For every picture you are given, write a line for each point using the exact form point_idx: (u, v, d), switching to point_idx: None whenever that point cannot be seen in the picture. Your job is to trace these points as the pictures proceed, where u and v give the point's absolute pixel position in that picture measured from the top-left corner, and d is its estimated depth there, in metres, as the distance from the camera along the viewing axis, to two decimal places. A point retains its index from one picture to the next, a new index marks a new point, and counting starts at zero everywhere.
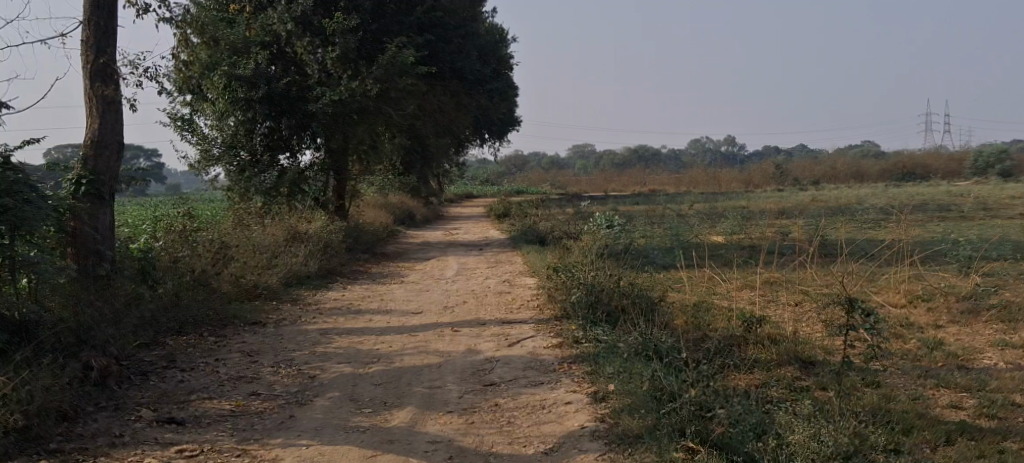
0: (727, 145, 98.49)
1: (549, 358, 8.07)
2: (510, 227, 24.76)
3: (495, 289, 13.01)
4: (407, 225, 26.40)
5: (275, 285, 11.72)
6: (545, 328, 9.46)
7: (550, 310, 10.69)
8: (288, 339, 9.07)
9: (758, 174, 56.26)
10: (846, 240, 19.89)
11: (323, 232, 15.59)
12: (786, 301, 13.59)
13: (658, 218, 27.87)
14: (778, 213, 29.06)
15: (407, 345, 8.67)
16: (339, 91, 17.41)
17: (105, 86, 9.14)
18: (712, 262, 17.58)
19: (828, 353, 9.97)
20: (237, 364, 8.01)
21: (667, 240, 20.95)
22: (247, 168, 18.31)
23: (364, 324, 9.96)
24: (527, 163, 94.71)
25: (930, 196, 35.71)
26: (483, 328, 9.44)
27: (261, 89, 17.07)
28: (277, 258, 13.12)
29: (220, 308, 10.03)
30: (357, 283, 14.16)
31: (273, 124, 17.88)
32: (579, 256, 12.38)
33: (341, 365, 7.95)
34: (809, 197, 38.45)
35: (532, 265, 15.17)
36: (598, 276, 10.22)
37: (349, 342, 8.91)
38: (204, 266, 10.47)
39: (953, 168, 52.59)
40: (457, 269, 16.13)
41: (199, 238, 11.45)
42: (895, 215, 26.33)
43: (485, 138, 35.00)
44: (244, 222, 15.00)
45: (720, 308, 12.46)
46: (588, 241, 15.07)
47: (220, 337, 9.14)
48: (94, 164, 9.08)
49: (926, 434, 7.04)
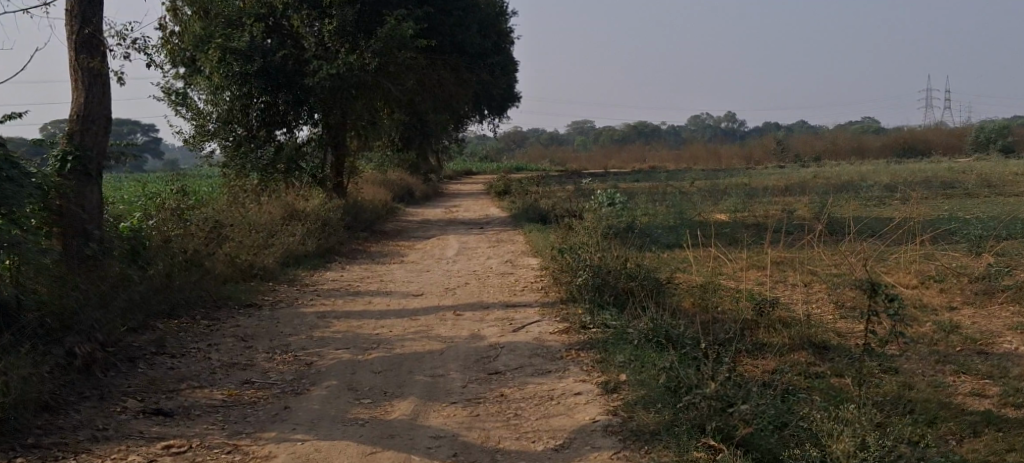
0: (727, 122, 97.88)
1: (556, 345, 7.75)
2: (511, 204, 24.41)
3: (497, 269, 12.68)
4: (407, 202, 26.05)
5: (272, 266, 11.38)
6: (551, 312, 9.13)
7: (555, 292, 10.37)
8: (285, 322, 8.76)
9: (758, 150, 55.89)
10: (852, 217, 19.57)
11: (321, 210, 15.22)
12: (794, 282, 13.25)
13: (661, 195, 27.52)
14: (782, 189, 28.69)
15: (407, 330, 8.34)
16: (336, 65, 17.05)
17: (90, 58, 8.78)
18: (717, 240, 17.25)
19: (843, 337, 9.63)
20: (229, 349, 7.71)
21: (670, 218, 20.58)
22: (243, 143, 17.99)
23: (364, 307, 9.64)
24: (525, 139, 94.14)
25: (932, 171, 35.39)
26: (486, 312, 9.12)
27: (257, 62, 16.84)
28: (273, 237, 12.78)
29: (214, 289, 9.70)
30: (356, 263, 13.83)
31: (269, 99, 17.55)
32: (583, 235, 12.04)
33: (339, 351, 7.63)
34: (810, 174, 38.02)
35: (535, 244, 14.83)
36: (604, 258, 9.88)
37: (348, 326, 8.59)
38: (197, 245, 10.14)
39: (954, 144, 52.23)
40: (457, 249, 15.77)
41: (192, 217, 11.11)
42: (899, 192, 25.93)
43: (484, 113, 34.55)
44: (240, 199, 14.66)
45: (728, 289, 12.13)
46: (592, 219, 14.72)
47: (214, 321, 8.83)
48: (80, 139, 8.75)
49: (951, 427, 6.73)
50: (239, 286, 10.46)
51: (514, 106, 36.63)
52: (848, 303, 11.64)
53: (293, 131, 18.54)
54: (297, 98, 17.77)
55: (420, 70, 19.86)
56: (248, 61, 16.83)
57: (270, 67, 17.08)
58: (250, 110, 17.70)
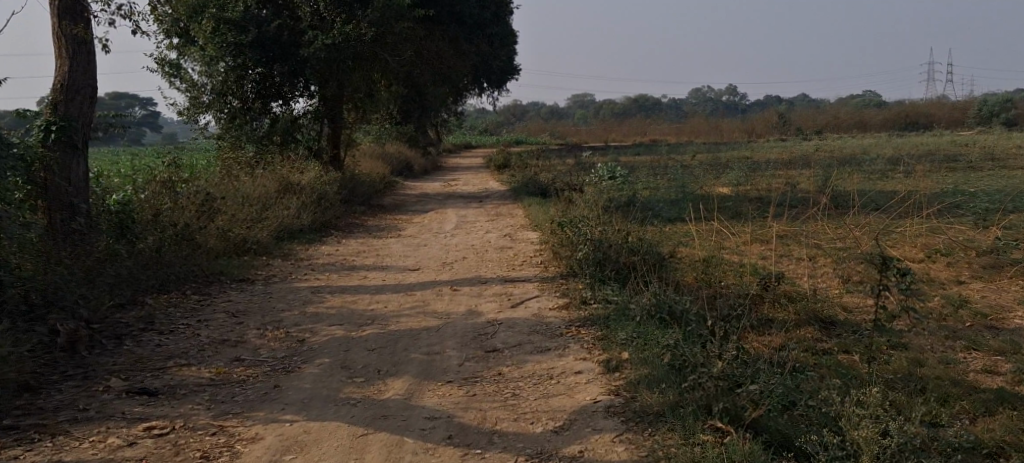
0: (728, 95, 97.32)
1: (556, 321, 7.53)
2: (511, 178, 24.12)
3: (496, 243, 12.46)
4: (406, 176, 25.78)
5: (266, 239, 11.15)
6: (551, 287, 8.91)
7: (554, 267, 10.14)
8: (277, 298, 8.54)
9: (759, 123, 55.52)
10: (856, 191, 19.31)
11: (317, 183, 14.97)
12: (799, 257, 13.01)
13: (662, 168, 27.22)
14: (784, 163, 28.41)
15: (403, 305, 8.12)
16: (332, 35, 16.73)
17: (74, 25, 8.52)
18: (719, 214, 17.01)
19: (849, 313, 9.42)
20: (220, 326, 7.49)
21: (671, 192, 20.32)
22: (238, 115, 17.69)
23: (359, 282, 9.41)
24: (525, 113, 93.60)
25: (934, 145, 35.07)
26: (484, 287, 8.89)
27: (251, 33, 16.57)
28: (267, 210, 12.54)
29: (205, 264, 9.47)
30: (352, 237, 13.60)
31: (265, 71, 17.24)
32: (584, 208, 11.79)
33: (333, 328, 7.40)
34: (812, 148, 37.69)
35: (534, 218, 14.59)
36: (605, 231, 9.65)
37: (342, 301, 8.36)
38: (188, 219, 9.90)
39: (957, 117, 51.85)
40: (456, 223, 15.53)
41: (184, 190, 10.86)
42: (902, 165, 25.65)
43: (484, 86, 34.19)
44: (234, 172, 14.41)
45: (732, 265, 11.90)
46: (592, 192, 14.48)
47: (204, 296, 8.61)
48: (65, 108, 8.47)
49: (963, 405, 6.52)
50: (231, 260, 10.24)
51: (513, 79, 36.26)
52: (854, 277, 11.42)
53: (289, 103, 18.23)
54: (293, 69, 17.49)
55: (417, 41, 19.53)
56: (242, 32, 16.53)
57: (265, 38, 16.78)
58: (245, 82, 17.39)
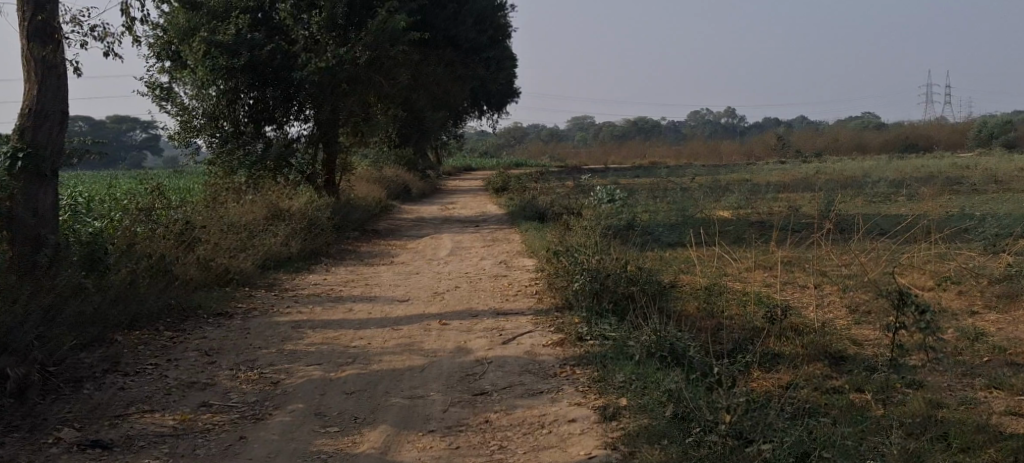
0: (727, 117, 97.15)
1: (549, 360, 7.06)
2: (508, 201, 23.71)
3: (490, 272, 11.98)
4: (402, 199, 25.36)
5: (249, 270, 10.69)
6: (545, 321, 8.44)
7: (550, 298, 9.67)
8: (255, 334, 8.06)
9: (760, 146, 55.20)
10: (861, 214, 18.87)
11: (307, 210, 14.54)
12: (803, 285, 12.56)
13: (662, 191, 26.81)
14: (785, 186, 28.00)
15: (387, 342, 7.63)
16: (325, 59, 16.31)
17: (43, 47, 8.14)
18: (720, 240, 16.58)
19: (860, 348, 8.93)
20: (190, 366, 7.05)
21: (671, 215, 19.87)
22: (230, 140, 17.13)
23: (343, 315, 8.93)
24: (525, 135, 93.45)
25: (935, 167, 34.69)
26: (475, 321, 8.42)
27: (242, 57, 16.18)
28: (253, 239, 12.09)
29: (182, 296, 8.99)
30: (342, 265, 13.16)
31: (259, 95, 17.08)
32: (581, 235, 11.36)
33: (312, 367, 6.95)
34: (812, 170, 37.31)
35: (531, 244, 14.13)
36: (604, 261, 9.17)
37: (323, 337, 7.88)
38: (165, 250, 9.46)
39: (958, 139, 51.52)
40: (451, 248, 15.08)
41: (162, 219, 10.43)
42: (906, 188, 25.24)
43: (483, 109, 33.88)
44: (220, 199, 13.98)
45: (736, 295, 11.42)
46: (590, 217, 14.02)
47: (178, 333, 8.14)
48: (33, 135, 8.03)
49: (989, 453, 6.07)
50: (211, 292, 9.83)
51: (513, 101, 35.94)
52: (863, 308, 10.93)
53: (282, 127, 17.83)
54: (285, 93, 17.20)
55: (413, 64, 19.12)
56: (233, 55, 16.17)
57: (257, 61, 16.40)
58: (237, 106, 17.00)
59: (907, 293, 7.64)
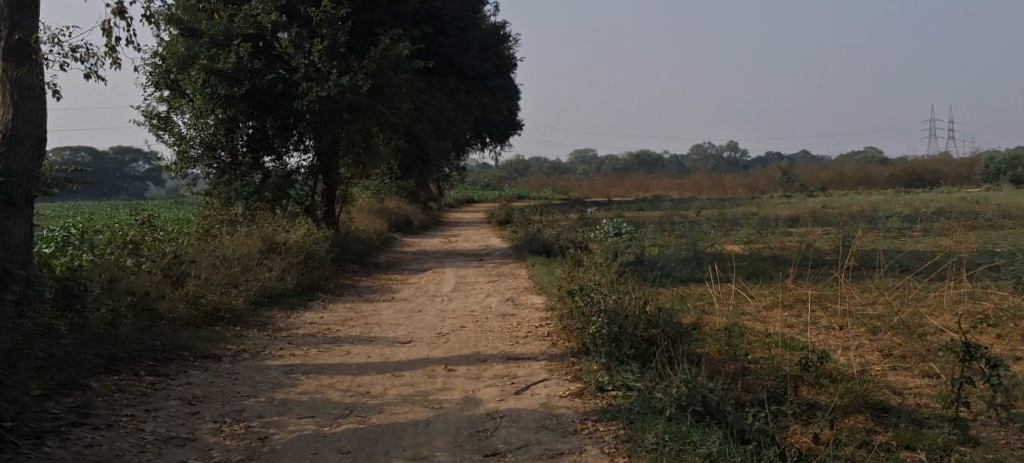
0: (729, 150, 96.69)
1: (568, 414, 6.37)
2: (513, 234, 23.07)
3: (497, 310, 11.29)
4: (403, 232, 24.71)
5: (242, 308, 10.04)
6: (559, 368, 7.75)
7: (563, 341, 8.99)
8: (244, 380, 7.36)
9: (764, 179, 54.58)
10: (877, 250, 18.21)
11: (305, 243, 13.93)
12: (827, 326, 11.88)
13: (669, 225, 26.20)
14: (794, 221, 27.37)
15: (388, 391, 6.95)
16: (327, 87, 15.76)
17: (19, 67, 7.47)
18: (734, 276, 15.90)
19: (901, 400, 8.23)
20: (170, 417, 6.35)
21: (681, 249, 19.20)
22: (228, 171, 16.59)
23: (339, 359, 8.23)
24: (525, 167, 92.95)
25: (944, 202, 34.05)
26: (484, 367, 7.73)
27: (243, 85, 15.61)
28: (247, 274, 11.43)
29: (167, 337, 8.30)
30: (341, 301, 12.49)
31: (257, 124, 16.54)
32: (593, 272, 10.69)
33: (305, 420, 6.27)
34: (818, 204, 36.62)
35: (539, 280, 13.45)
36: (621, 300, 8.49)
37: (318, 385, 7.19)
38: (152, 286, 8.80)
39: (964, 174, 50.91)
40: (455, 283, 14.44)
41: (149, 252, 9.78)
42: (919, 223, 24.59)
43: (485, 140, 33.33)
44: (213, 232, 13.33)
45: (758, 338, 10.72)
46: (600, 252, 13.35)
47: (160, 377, 7.40)
48: (6, 161, 7.38)
49: None
50: (200, 331, 9.14)
51: (515, 133, 35.42)
52: (896, 352, 10.23)
53: (281, 158, 17.22)
54: (286, 121, 16.52)
55: (417, 92, 18.53)
56: (234, 84, 15.59)
57: (258, 90, 15.84)
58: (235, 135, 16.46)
59: (972, 344, 7.02)
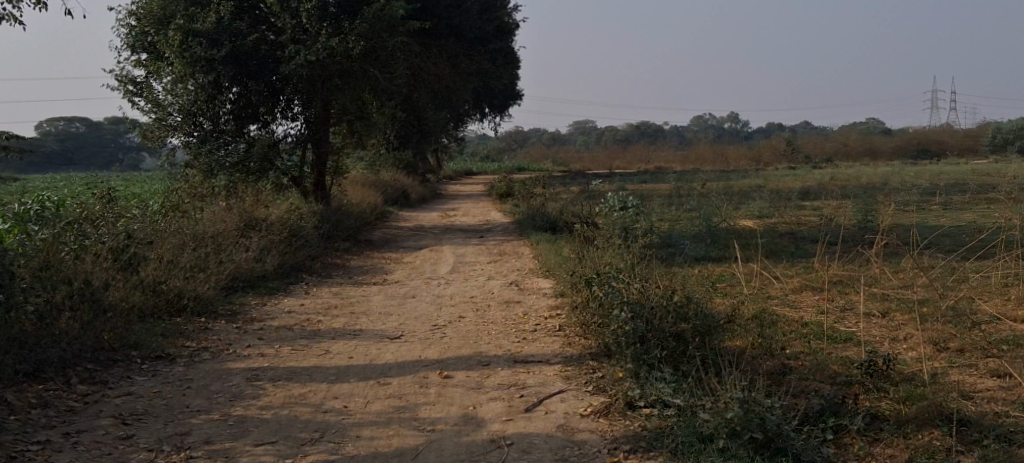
0: (731, 121, 95.31)
1: (592, 440, 5.37)
2: (515, 208, 21.83)
3: (500, 297, 10.04)
4: (400, 205, 23.44)
5: (209, 294, 8.85)
6: (576, 376, 6.54)
7: (577, 338, 7.76)
8: (200, 388, 6.15)
9: (768, 149, 53.17)
10: (901, 226, 16.95)
11: (288, 219, 12.65)
12: (868, 315, 10.63)
13: (677, 197, 24.97)
14: (804, 193, 26.11)
15: (371, 404, 5.76)
16: (317, 50, 14.41)
17: None
18: (753, 253, 14.66)
19: (977, 407, 7.01)
20: (93, 444, 5.18)
21: (693, 224, 17.94)
22: (208, 139, 15.10)
23: (317, 360, 6.99)
24: (525, 139, 91.40)
25: (954, 173, 32.74)
26: (486, 372, 6.52)
27: (224, 47, 14.13)
28: (219, 256, 10.18)
29: (116, 334, 7.11)
30: (327, 284, 11.27)
31: (241, 89, 14.90)
32: (608, 254, 9.42)
33: (263, 448, 5.12)
34: (825, 176, 35.29)
35: (545, 261, 12.17)
36: (646, 290, 7.23)
37: (288, 395, 5.98)
38: (101, 272, 7.56)
39: (971, 145, 49.64)
40: (454, 263, 13.23)
41: (99, 232, 8.57)
42: (936, 195, 23.35)
43: (484, 111, 32.03)
44: (185, 208, 12.03)
45: (793, 330, 9.47)
46: (611, 228, 12.08)
47: (98, 385, 6.24)
48: None
49: None
50: (154, 325, 7.92)
51: (516, 103, 34.08)
52: (953, 347, 9.06)
53: (268, 126, 15.71)
54: (272, 87, 15.06)
55: (413, 56, 17.17)
56: (214, 46, 14.22)
57: (240, 53, 14.43)
58: (217, 102, 14.95)
59: None
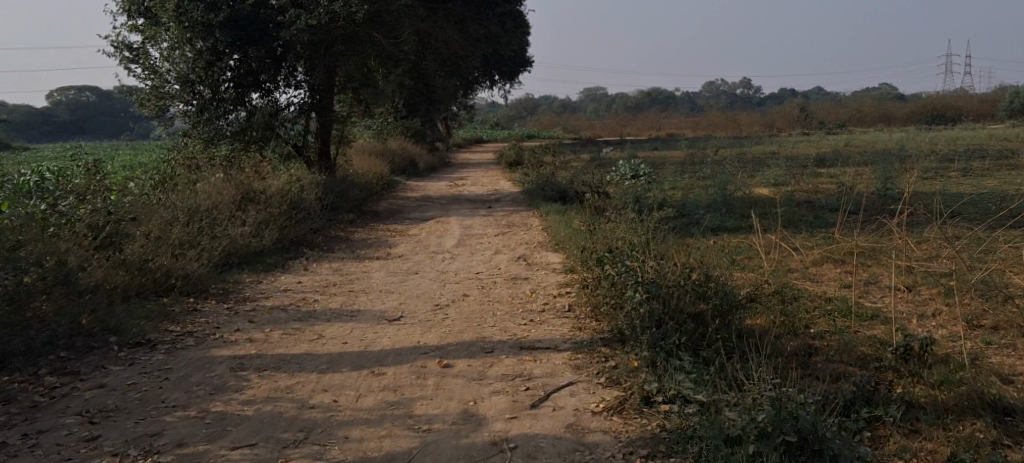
0: (743, 87, 94.12)
1: (604, 443, 4.97)
2: (524, 177, 21.25)
3: (507, 272, 9.51)
4: (406, 174, 22.88)
5: (199, 273, 8.31)
6: (588, 365, 6.05)
7: (589, 320, 7.24)
8: (179, 379, 5.69)
9: (781, 115, 52.25)
10: (923, 195, 16.29)
11: (289, 190, 12.13)
12: (894, 288, 10.07)
13: (690, 165, 24.33)
14: (820, 160, 25.40)
15: (364, 398, 5.32)
16: (318, 15, 13.77)
17: None
18: (770, 224, 14.08)
19: (1018, 393, 6.50)
20: (53, 449, 4.78)
21: (707, 193, 17.34)
22: (207, 108, 14.45)
23: (309, 347, 6.49)
24: (536, 106, 90.52)
25: (971, 139, 31.93)
26: (490, 360, 6.04)
27: (223, 12, 13.51)
28: (213, 230, 9.69)
29: (93, 318, 6.64)
30: (327, 258, 10.77)
31: (241, 56, 14.28)
32: (621, 226, 8.87)
33: (240, 453, 4.74)
34: (839, 142, 34.45)
35: (554, 234, 11.63)
36: (664, 269, 6.69)
37: (273, 387, 5.52)
38: (78, 252, 7.06)
39: (986, 110, 48.61)
40: (460, 235, 12.71)
41: (80, 208, 8.05)
42: (956, 162, 22.62)
43: (494, 78, 31.39)
44: (179, 180, 11.53)
45: (817, 306, 8.93)
46: (624, 198, 11.52)
47: (69, 376, 5.80)
48: None
49: None
50: (136, 306, 7.44)
51: (526, 70, 33.37)
52: (987, 325, 8.51)
53: (270, 94, 15.09)
54: (273, 54, 14.44)
55: (420, 21, 16.49)
56: (212, 10, 13.58)
57: (239, 18, 13.79)
58: (217, 69, 14.21)
59: None
